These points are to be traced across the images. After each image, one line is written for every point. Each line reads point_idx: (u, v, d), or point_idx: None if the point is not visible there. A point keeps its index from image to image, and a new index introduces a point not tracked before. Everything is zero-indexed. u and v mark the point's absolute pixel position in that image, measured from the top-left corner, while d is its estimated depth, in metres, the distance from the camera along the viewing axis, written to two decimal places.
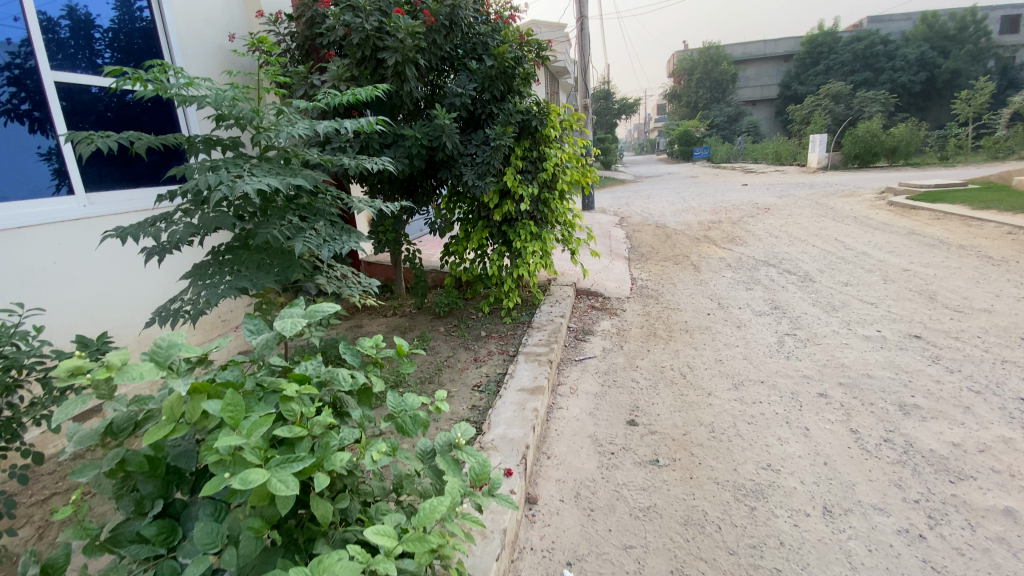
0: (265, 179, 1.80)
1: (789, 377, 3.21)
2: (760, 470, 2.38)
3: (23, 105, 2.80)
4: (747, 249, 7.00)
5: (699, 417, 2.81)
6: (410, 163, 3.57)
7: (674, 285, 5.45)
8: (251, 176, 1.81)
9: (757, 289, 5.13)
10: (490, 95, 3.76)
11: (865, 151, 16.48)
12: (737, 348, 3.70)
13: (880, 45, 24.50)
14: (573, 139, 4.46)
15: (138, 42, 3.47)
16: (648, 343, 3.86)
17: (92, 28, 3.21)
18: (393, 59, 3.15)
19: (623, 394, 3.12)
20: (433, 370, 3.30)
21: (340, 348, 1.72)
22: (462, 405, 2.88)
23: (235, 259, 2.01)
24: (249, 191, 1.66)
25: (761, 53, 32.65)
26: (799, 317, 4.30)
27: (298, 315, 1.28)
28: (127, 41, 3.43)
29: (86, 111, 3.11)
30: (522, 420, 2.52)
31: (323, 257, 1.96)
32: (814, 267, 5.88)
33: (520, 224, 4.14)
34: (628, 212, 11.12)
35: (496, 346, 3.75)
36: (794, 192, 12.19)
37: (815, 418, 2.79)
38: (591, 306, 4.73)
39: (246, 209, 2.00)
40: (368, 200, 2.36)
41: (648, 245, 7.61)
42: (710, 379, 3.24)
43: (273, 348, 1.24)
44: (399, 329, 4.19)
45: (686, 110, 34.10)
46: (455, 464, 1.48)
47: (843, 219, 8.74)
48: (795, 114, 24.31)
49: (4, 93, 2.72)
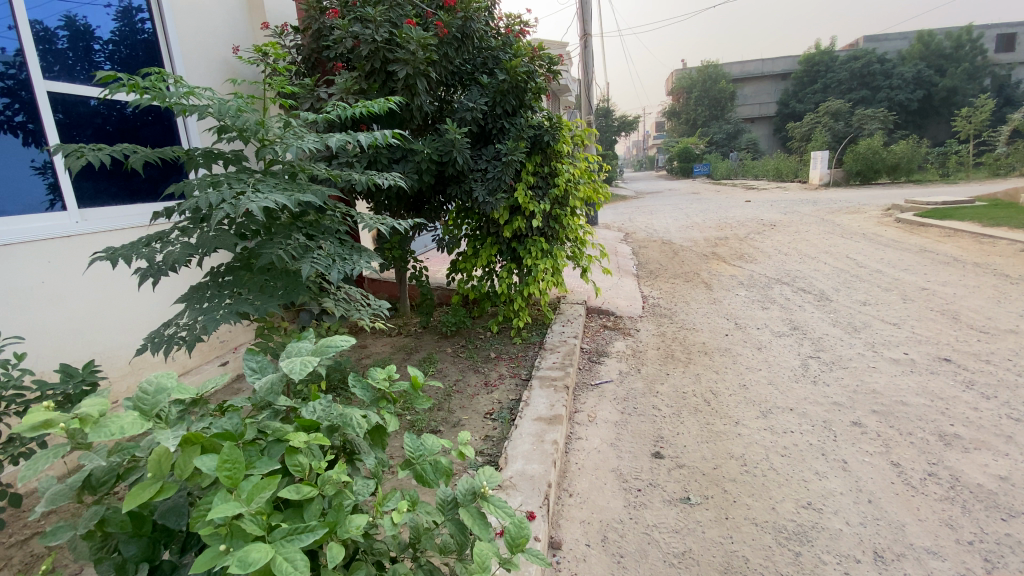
0: (271, 195, 1.65)
1: (819, 405, 3.04)
2: (801, 509, 2.19)
3: (17, 117, 2.67)
4: (758, 266, 6.86)
5: (729, 449, 2.65)
6: (419, 178, 3.44)
7: (687, 303, 5.30)
8: (255, 192, 1.65)
9: (773, 309, 4.97)
10: (502, 109, 3.65)
11: (867, 167, 16.46)
12: (760, 372, 3.53)
13: (878, 64, 24.73)
14: (584, 154, 4.33)
15: (138, 55, 3.36)
16: (666, 367, 3.68)
17: (92, 40, 3.10)
18: (404, 71, 3.03)
19: (645, 423, 2.94)
20: (442, 397, 3.12)
21: (350, 381, 1.56)
22: (475, 435, 2.70)
23: (236, 281, 1.85)
24: (254, 208, 1.50)
25: (760, 72, 32.98)
26: (820, 339, 4.13)
27: (306, 351, 1.12)
28: (128, 53, 3.32)
29: (83, 124, 2.98)
30: (542, 454, 2.34)
31: (333, 279, 1.79)
32: (829, 285, 5.73)
33: (530, 241, 4.00)
34: (632, 228, 11.03)
35: (507, 368, 3.57)
36: (799, 208, 12.11)
37: (853, 450, 2.61)
38: (604, 326, 4.56)
39: (249, 227, 1.85)
40: (379, 218, 2.21)
41: (656, 263, 7.48)
42: (736, 406, 3.07)
43: (278, 392, 1.07)
44: (405, 350, 4.02)
45: (686, 128, 34.34)
46: (481, 518, 1.31)
47: (852, 236, 8.61)
48: (795, 132, 24.43)
49: None
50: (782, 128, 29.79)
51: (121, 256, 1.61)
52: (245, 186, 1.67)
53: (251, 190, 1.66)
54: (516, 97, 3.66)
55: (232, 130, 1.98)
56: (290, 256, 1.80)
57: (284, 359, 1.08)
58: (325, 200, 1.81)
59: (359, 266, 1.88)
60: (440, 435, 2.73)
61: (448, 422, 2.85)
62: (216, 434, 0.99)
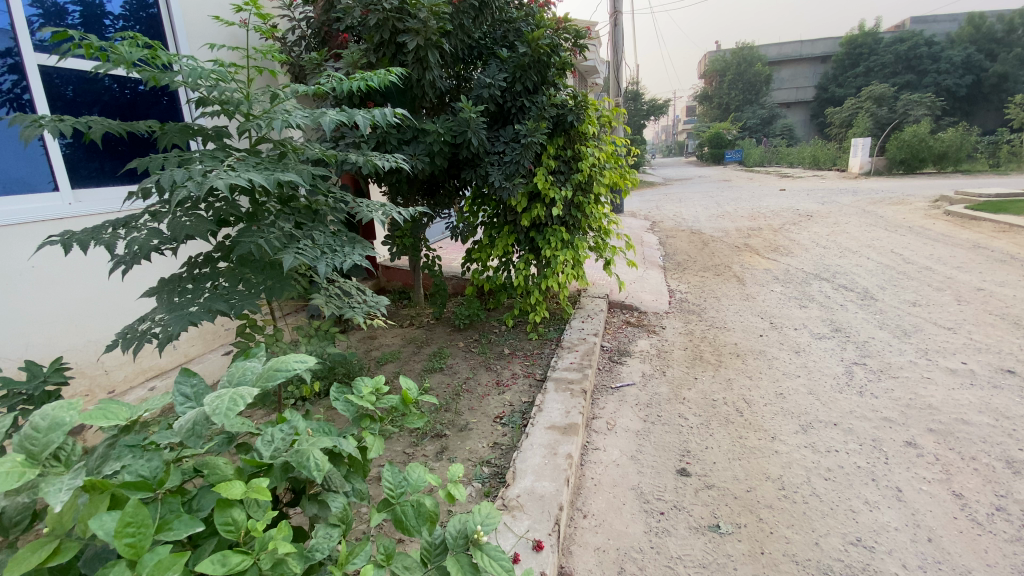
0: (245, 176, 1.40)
1: (866, 421, 2.74)
2: (849, 547, 1.91)
3: (26, 95, 2.58)
4: (794, 260, 6.45)
5: (764, 468, 2.37)
6: (432, 162, 3.20)
7: (717, 299, 4.96)
8: (228, 170, 1.43)
9: (812, 307, 4.61)
10: (523, 87, 3.35)
11: (912, 155, 15.54)
12: (798, 380, 3.22)
13: (925, 46, 23.35)
14: (611, 137, 4.00)
15: (146, 31, 3.17)
16: (693, 370, 3.40)
17: (102, 16, 2.97)
18: (414, 43, 2.78)
19: (669, 434, 2.67)
20: (450, 397, 2.92)
21: (332, 395, 1.37)
22: (482, 442, 2.48)
23: (214, 272, 1.62)
24: (218, 187, 1.27)
25: (798, 54, 31.53)
26: (866, 343, 3.78)
27: (246, 378, 0.91)
28: (141, 29, 3.15)
29: (90, 102, 2.88)
30: (554, 470, 2.11)
31: (319, 274, 1.55)
32: (874, 282, 5.31)
33: (549, 230, 3.75)
34: (659, 216, 10.62)
35: (522, 366, 3.34)
36: (838, 198, 11.48)
37: (907, 476, 2.31)
38: (627, 322, 4.29)
39: (228, 211, 1.62)
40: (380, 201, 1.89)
41: (684, 253, 7.13)
42: (773, 418, 2.78)
43: (208, 430, 0.86)
44: (416, 343, 3.83)
45: (717, 112, 33.16)
46: (473, 570, 1.09)
47: (897, 229, 8.06)
48: (834, 118, 23.26)
49: (5, 81, 2.51)
50: (820, 113, 28.47)
51: (76, 242, 1.40)
52: (216, 163, 1.45)
53: (222, 168, 1.43)
54: (539, 73, 3.36)
55: (209, 100, 1.75)
56: (271, 246, 1.56)
57: (222, 386, 0.88)
58: (313, 183, 1.57)
59: (351, 258, 1.62)
60: (445, 440, 2.53)
61: (455, 425, 2.65)
62: (128, 483, 0.79)
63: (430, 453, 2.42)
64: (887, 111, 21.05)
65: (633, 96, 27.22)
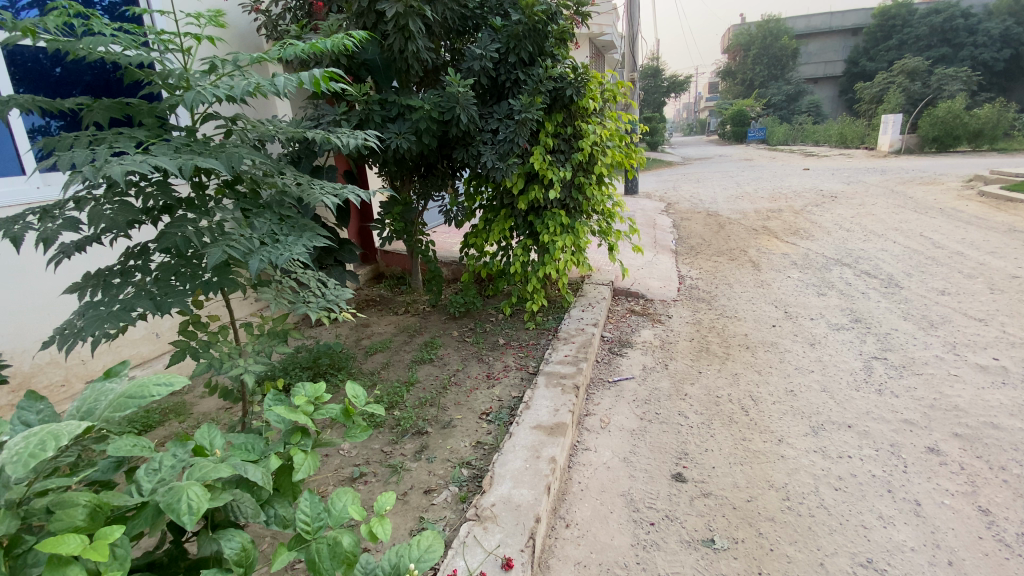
0: (155, 158, 1.25)
1: (885, 424, 2.52)
2: (857, 569, 1.72)
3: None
4: (814, 244, 6.12)
5: (768, 475, 2.18)
6: (419, 141, 3.02)
7: (730, 286, 4.71)
8: (140, 153, 1.28)
9: (831, 295, 4.33)
10: (517, 58, 3.13)
11: (945, 132, 14.75)
12: (812, 376, 2.99)
13: (964, 17, 22.10)
14: (616, 114, 3.74)
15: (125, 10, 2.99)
16: (698, 363, 3.19)
17: None
18: (393, 10, 2.58)
19: (667, 434, 2.48)
20: (436, 391, 2.77)
21: (266, 403, 1.22)
22: (464, 441, 2.33)
23: (146, 264, 1.48)
24: (111, 173, 1.13)
25: (826, 26, 30.21)
26: (888, 335, 3.52)
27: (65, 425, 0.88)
28: None
29: (71, 82, 2.76)
30: (534, 475, 1.95)
31: (251, 269, 1.39)
32: (899, 268, 4.99)
33: (548, 214, 3.55)
34: (675, 197, 10.24)
35: (515, 358, 3.18)
36: (864, 177, 10.96)
37: (927, 488, 2.10)
38: (631, 310, 4.08)
39: (158, 197, 1.48)
40: (335, 182, 1.71)
41: (697, 237, 6.83)
42: (781, 418, 2.58)
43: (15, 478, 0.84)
44: (409, 331, 3.68)
45: (740, 89, 32.01)
46: None
47: (926, 211, 7.63)
48: (863, 93, 22.20)
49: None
50: (848, 89, 27.28)
51: None
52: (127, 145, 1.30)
53: (133, 151, 1.29)
54: (534, 43, 3.14)
55: (141, 72, 1.60)
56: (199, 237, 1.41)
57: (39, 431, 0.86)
58: (242, 165, 1.41)
59: (290, 251, 1.46)
60: (426, 438, 2.38)
61: (437, 422, 2.50)
62: None
63: (408, 452, 2.27)
64: (921, 86, 19.97)
65: (652, 73, 26.30)
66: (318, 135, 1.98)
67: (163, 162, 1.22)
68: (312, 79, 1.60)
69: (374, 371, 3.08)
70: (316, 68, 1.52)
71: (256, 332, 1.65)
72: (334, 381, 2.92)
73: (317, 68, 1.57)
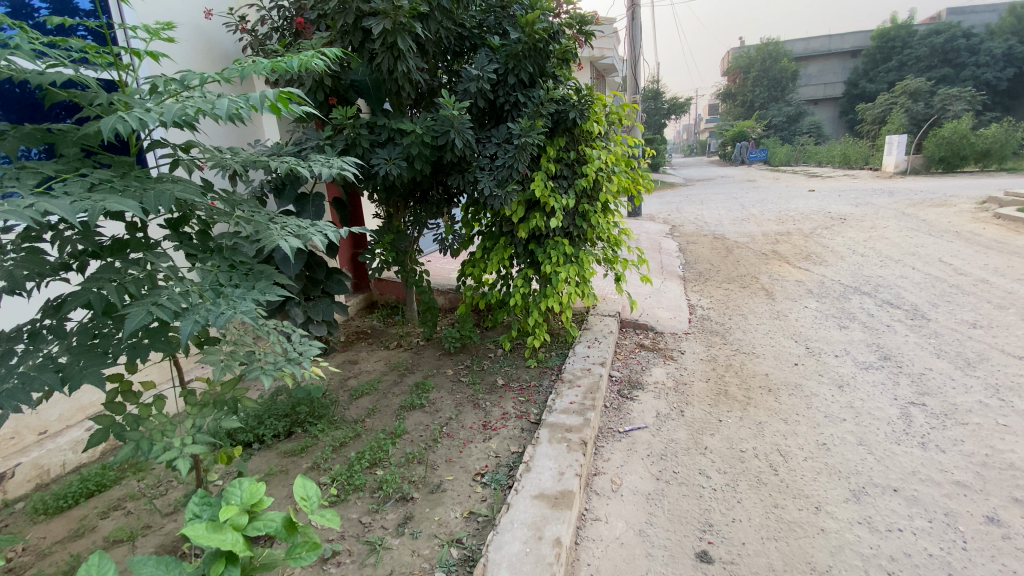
0: (50, 201, 0.97)
1: (934, 487, 2.22)
2: None
3: None
4: (829, 270, 5.84)
5: (808, 555, 1.87)
6: (411, 167, 2.79)
7: (745, 317, 4.42)
8: (37, 194, 1.00)
9: (854, 328, 4.04)
10: (516, 79, 2.91)
11: (951, 153, 14.58)
12: (844, 426, 2.68)
13: (963, 38, 22.19)
14: (621, 137, 3.51)
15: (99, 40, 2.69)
16: (716, 409, 2.89)
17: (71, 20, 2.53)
18: (380, 28, 2.36)
19: (686, 499, 2.18)
20: (425, 446, 2.48)
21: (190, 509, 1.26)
22: (454, 511, 2.04)
23: (61, 324, 1.21)
24: None
25: (825, 49, 30.48)
26: (922, 376, 3.21)
27: None
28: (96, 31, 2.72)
29: None
30: (534, 562, 1.65)
31: (178, 336, 1.09)
32: (923, 298, 4.71)
33: (550, 243, 3.30)
34: (680, 219, 10.00)
35: (515, 403, 2.89)
36: (873, 199, 10.73)
37: (996, 572, 1.79)
38: (640, 344, 3.79)
39: (80, 244, 1.22)
40: (301, 220, 1.47)
41: (706, 261, 6.57)
42: (815, 479, 2.28)
43: None
44: (400, 369, 3.40)
45: (740, 111, 32.14)
46: None
47: (941, 234, 7.36)
48: (865, 114, 22.15)
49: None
50: (849, 110, 27.32)
51: None
52: (26, 183, 1.05)
53: (31, 190, 1.03)
54: (535, 63, 2.93)
55: (63, 93, 1.31)
56: (121, 293, 1.15)
57: None
58: (174, 205, 1.13)
59: (235, 310, 1.16)
60: (412, 506, 2.09)
61: (425, 485, 2.21)
62: None
63: (390, 525, 1.98)
64: (924, 106, 19.90)
65: (653, 95, 26.39)
66: (286, 166, 1.72)
67: (59, 205, 0.96)
68: (269, 100, 1.31)
69: (358, 419, 2.79)
70: (272, 88, 1.25)
71: (198, 401, 1.38)
72: (314, 431, 2.64)
73: (274, 86, 1.29)
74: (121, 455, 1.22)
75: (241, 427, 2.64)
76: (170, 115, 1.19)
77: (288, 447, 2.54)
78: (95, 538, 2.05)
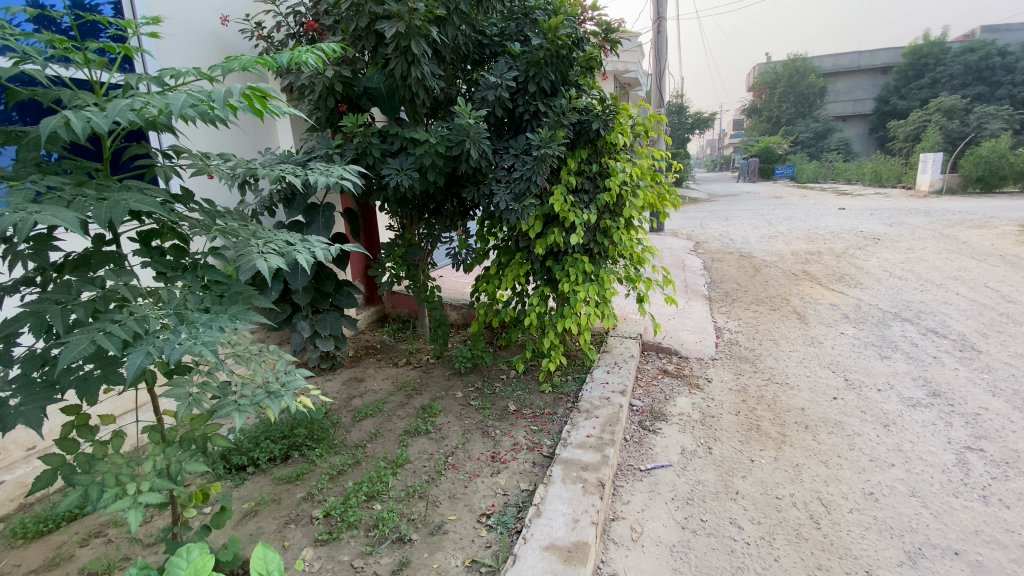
0: None
1: (1004, 552, 1.93)
2: None
3: None
4: (865, 294, 5.50)
5: None
6: (424, 178, 2.64)
7: (776, 343, 4.14)
8: None
9: (896, 359, 3.74)
10: (537, 87, 2.74)
11: (990, 173, 13.98)
12: (893, 473, 2.41)
13: (1001, 55, 21.50)
14: (648, 149, 3.30)
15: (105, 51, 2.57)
16: (747, 448, 2.63)
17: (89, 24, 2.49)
18: (393, 31, 2.20)
19: (715, 553, 1.94)
20: (427, 479, 2.29)
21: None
22: (456, 558, 1.84)
23: (9, 352, 1.07)
24: None
25: (855, 66, 29.92)
26: (978, 417, 2.91)
27: None
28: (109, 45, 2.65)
29: None
30: None
31: (126, 371, 0.94)
32: (971, 327, 4.36)
33: (569, 260, 3.12)
34: (705, 236, 9.71)
35: (527, 432, 2.68)
36: (907, 218, 10.29)
37: None
38: (663, 370, 3.55)
39: (32, 260, 1.08)
40: (286, 235, 1.30)
41: (732, 281, 6.30)
42: (862, 536, 2.02)
43: None
44: (407, 390, 3.23)
45: (766, 127, 31.61)
46: None
47: (985, 258, 6.94)
48: (897, 131, 21.48)
49: None
50: (880, 127, 26.65)
51: None
52: None
53: None
54: (557, 71, 2.77)
55: (23, 89, 1.15)
56: (68, 319, 1.01)
57: None
58: (127, 218, 0.98)
59: (195, 338, 1.01)
60: (409, 550, 1.90)
61: (425, 526, 2.02)
62: None
63: (383, 571, 1.79)
64: (959, 124, 19.21)
65: (677, 110, 26.09)
66: (276, 174, 1.56)
67: None
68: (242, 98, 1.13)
69: (359, 444, 2.62)
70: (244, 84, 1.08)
71: (162, 439, 1.23)
72: (311, 456, 2.47)
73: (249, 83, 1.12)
74: (66, 504, 1.07)
75: (236, 448, 2.49)
76: (120, 114, 1.01)
77: (283, 473, 2.38)
78: (70, 568, 1.91)
